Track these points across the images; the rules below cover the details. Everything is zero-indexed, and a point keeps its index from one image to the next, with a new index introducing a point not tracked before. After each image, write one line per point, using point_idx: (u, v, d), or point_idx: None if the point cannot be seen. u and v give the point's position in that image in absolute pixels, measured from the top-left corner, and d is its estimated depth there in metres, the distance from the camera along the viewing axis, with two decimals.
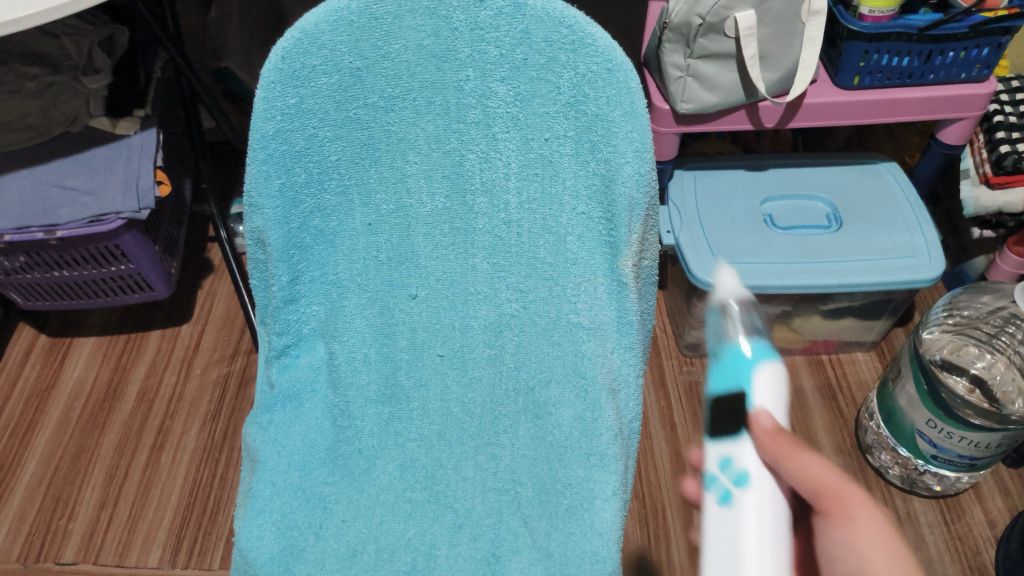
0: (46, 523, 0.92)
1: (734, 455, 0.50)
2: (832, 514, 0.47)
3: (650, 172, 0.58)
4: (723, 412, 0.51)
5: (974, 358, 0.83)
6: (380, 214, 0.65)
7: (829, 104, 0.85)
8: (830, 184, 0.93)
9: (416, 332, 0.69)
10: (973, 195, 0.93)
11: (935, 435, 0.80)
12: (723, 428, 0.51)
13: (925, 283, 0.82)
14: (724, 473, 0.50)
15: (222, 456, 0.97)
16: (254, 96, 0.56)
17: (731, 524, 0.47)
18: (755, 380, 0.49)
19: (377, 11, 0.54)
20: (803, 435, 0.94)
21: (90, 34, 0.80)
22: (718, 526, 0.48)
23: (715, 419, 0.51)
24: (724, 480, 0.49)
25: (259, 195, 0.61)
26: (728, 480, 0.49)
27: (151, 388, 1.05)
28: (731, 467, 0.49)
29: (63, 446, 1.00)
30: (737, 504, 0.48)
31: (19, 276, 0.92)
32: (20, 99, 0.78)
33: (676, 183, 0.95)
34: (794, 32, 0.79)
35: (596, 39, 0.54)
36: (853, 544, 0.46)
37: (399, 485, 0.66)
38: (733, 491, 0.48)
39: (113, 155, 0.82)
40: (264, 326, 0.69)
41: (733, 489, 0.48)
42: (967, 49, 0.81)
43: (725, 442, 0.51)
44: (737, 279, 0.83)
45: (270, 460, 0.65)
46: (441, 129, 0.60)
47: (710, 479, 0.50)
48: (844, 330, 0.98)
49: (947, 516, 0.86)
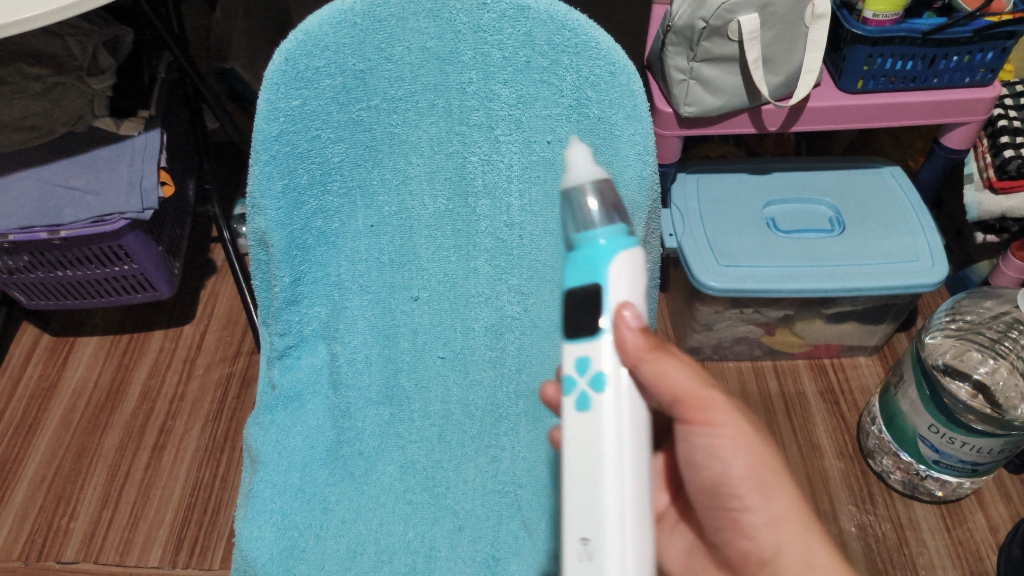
0: (47, 522, 0.93)
1: (592, 355, 0.43)
2: (694, 422, 0.47)
3: (653, 175, 0.58)
4: (577, 303, 0.44)
5: (977, 363, 0.82)
6: (382, 216, 0.65)
7: (832, 108, 0.85)
8: (834, 188, 0.93)
9: (418, 334, 0.69)
10: (977, 199, 0.93)
11: (938, 440, 0.79)
12: (577, 324, 0.44)
13: (928, 288, 0.81)
14: (581, 374, 0.43)
15: (223, 456, 0.97)
16: (257, 97, 0.56)
17: (591, 430, 0.41)
18: (613, 268, 0.43)
19: (380, 14, 0.54)
20: (805, 439, 0.94)
21: (95, 34, 0.81)
22: (576, 435, 0.42)
23: (570, 316, 0.44)
24: (581, 382, 0.42)
25: (261, 196, 0.60)
26: (585, 383, 0.42)
27: (153, 387, 1.06)
28: (588, 367, 0.43)
29: (65, 445, 1.00)
30: (596, 409, 0.42)
31: (23, 276, 0.92)
32: (25, 99, 0.78)
33: (679, 186, 0.94)
34: (798, 35, 0.78)
35: (599, 42, 0.54)
36: (714, 448, 0.47)
37: (399, 487, 0.67)
38: (590, 395, 0.42)
39: (116, 155, 0.82)
40: (266, 327, 0.68)
41: (592, 392, 0.42)
42: (972, 53, 0.81)
43: (581, 341, 0.43)
44: (740, 282, 0.83)
45: (271, 462, 0.64)
46: (444, 131, 0.61)
47: (566, 382, 0.43)
48: (847, 334, 0.98)
49: (948, 522, 0.86)
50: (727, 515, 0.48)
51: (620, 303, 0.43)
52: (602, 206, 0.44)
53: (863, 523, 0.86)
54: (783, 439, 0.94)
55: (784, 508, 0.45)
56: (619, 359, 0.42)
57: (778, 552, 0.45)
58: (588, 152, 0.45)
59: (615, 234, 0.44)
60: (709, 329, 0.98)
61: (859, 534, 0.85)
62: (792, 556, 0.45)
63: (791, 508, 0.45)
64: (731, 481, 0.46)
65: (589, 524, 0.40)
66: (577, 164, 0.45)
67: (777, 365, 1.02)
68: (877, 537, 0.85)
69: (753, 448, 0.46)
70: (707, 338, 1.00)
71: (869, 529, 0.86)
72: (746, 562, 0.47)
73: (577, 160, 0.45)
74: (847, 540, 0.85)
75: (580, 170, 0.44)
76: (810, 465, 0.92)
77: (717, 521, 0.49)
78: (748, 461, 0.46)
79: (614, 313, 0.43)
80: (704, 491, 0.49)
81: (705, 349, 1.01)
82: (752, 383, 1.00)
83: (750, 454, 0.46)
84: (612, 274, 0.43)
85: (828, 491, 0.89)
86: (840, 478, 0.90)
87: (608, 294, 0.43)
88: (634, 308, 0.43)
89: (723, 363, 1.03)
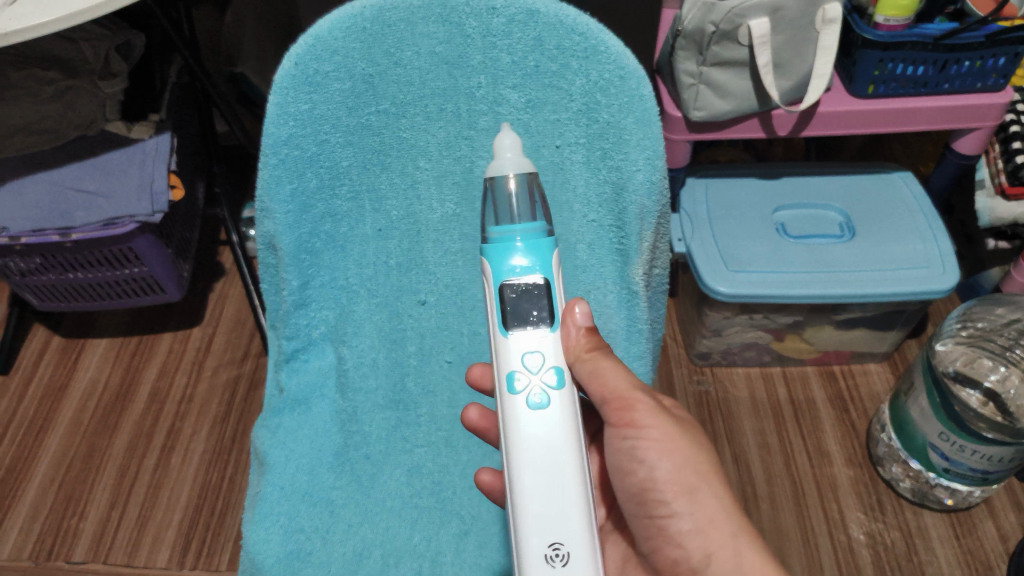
0: (56, 523, 0.93)
1: (543, 351, 0.45)
2: (620, 424, 0.49)
3: (662, 180, 0.58)
4: (518, 297, 0.45)
5: (988, 371, 0.82)
6: (390, 220, 0.66)
7: (844, 113, 0.84)
8: (844, 193, 0.93)
9: (425, 338, 0.71)
10: (988, 206, 0.92)
11: (948, 448, 0.79)
12: (521, 319, 0.45)
13: (939, 294, 0.81)
14: (533, 372, 0.44)
15: (231, 459, 0.98)
16: (267, 101, 0.56)
17: (553, 425, 0.43)
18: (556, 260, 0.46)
19: (391, 19, 0.54)
20: (813, 446, 0.94)
21: (108, 40, 0.80)
22: (535, 433, 0.43)
23: (515, 310, 0.45)
24: (534, 379, 0.44)
25: (270, 200, 0.60)
26: (541, 378, 0.44)
27: (162, 389, 1.06)
28: (540, 365, 0.44)
29: (75, 445, 1.00)
30: (552, 407, 0.44)
31: (34, 278, 0.93)
32: (36, 103, 0.78)
33: (688, 191, 0.94)
34: (809, 41, 0.78)
35: (609, 46, 0.54)
36: (638, 450, 0.48)
37: (406, 491, 0.66)
38: (550, 390, 0.44)
39: (126, 159, 0.83)
40: (274, 331, 0.68)
41: (547, 389, 0.44)
42: (984, 58, 0.80)
43: (529, 337, 0.45)
44: (750, 288, 0.83)
45: (278, 465, 0.63)
46: (453, 135, 0.61)
47: (516, 380, 0.44)
48: (856, 341, 0.98)
49: (958, 531, 0.85)
50: (653, 522, 0.49)
51: (570, 302, 0.48)
52: (528, 198, 0.49)
53: (872, 531, 0.86)
54: (792, 446, 0.94)
55: (712, 511, 0.47)
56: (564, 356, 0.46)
57: (707, 556, 0.47)
58: (517, 142, 0.48)
59: (535, 233, 0.46)
60: (718, 335, 0.98)
61: (868, 541, 0.85)
62: (723, 560, 0.46)
63: (719, 512, 0.47)
64: (657, 486, 0.48)
65: (557, 522, 0.42)
66: (507, 154, 0.48)
67: (786, 372, 1.02)
68: (886, 544, 0.84)
69: (678, 452, 0.48)
70: (716, 343, 0.99)
71: (878, 537, 0.85)
72: (676, 568, 0.49)
73: (509, 152, 0.48)
74: (855, 547, 0.84)
75: (509, 162, 0.47)
76: (820, 473, 0.91)
77: (645, 528, 0.50)
78: (672, 463, 0.48)
79: (563, 309, 0.48)
80: (631, 497, 0.51)
81: (714, 355, 1.01)
82: (761, 389, 1.00)
83: (674, 458, 0.48)
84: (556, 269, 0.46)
85: (837, 498, 0.89)
86: (849, 486, 0.90)
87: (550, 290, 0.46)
88: (584, 304, 0.48)
89: (731, 369, 1.03)
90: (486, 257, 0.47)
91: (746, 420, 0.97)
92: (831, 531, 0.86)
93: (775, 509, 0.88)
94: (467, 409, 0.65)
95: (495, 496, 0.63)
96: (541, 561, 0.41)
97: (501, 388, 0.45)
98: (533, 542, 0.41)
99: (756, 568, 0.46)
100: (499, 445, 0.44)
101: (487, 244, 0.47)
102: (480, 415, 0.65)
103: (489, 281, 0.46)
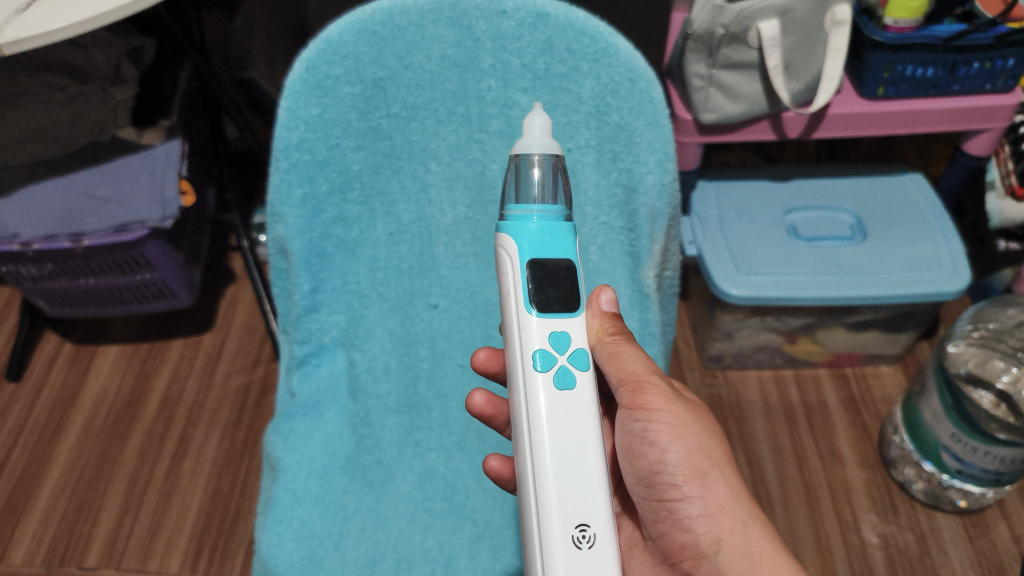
0: (69, 530, 0.93)
1: (570, 332, 0.44)
2: (632, 406, 0.48)
3: (673, 183, 0.57)
4: (546, 276, 0.44)
5: (1000, 372, 0.79)
6: (402, 224, 0.66)
7: (855, 115, 0.84)
8: (853, 195, 0.93)
9: (437, 341, 0.72)
10: (999, 207, 0.93)
11: (960, 449, 0.79)
12: (550, 298, 0.44)
13: (950, 296, 0.81)
14: (561, 352, 0.44)
15: (242, 464, 0.98)
16: (278, 105, 0.55)
17: (579, 405, 0.43)
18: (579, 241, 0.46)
19: (401, 22, 0.54)
20: (826, 448, 0.94)
21: (119, 45, 0.80)
22: (562, 412, 0.42)
23: (541, 287, 0.44)
24: (562, 359, 0.43)
25: (282, 204, 0.58)
26: (568, 359, 0.43)
27: (173, 395, 1.06)
28: (567, 345, 0.44)
29: (87, 452, 1.00)
30: (579, 387, 0.43)
31: (46, 284, 0.93)
32: (49, 109, 0.78)
33: (699, 194, 0.94)
34: (818, 43, 0.78)
35: (619, 49, 0.54)
36: (651, 433, 0.48)
37: (419, 496, 0.66)
38: (576, 371, 0.43)
39: (138, 165, 0.83)
40: (286, 335, 0.67)
41: (576, 369, 0.43)
42: (993, 60, 0.80)
43: (556, 317, 0.44)
44: (762, 290, 0.82)
45: (291, 469, 0.62)
46: (463, 139, 0.61)
47: (544, 358, 0.43)
48: (868, 343, 0.98)
49: (971, 533, 0.85)
50: (663, 506, 0.49)
51: (596, 289, 0.50)
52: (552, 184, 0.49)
53: (885, 533, 0.85)
54: (805, 449, 0.94)
55: (722, 497, 0.47)
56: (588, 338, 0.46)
57: (717, 542, 0.47)
58: (547, 123, 0.47)
59: (553, 215, 0.46)
60: (730, 338, 0.98)
61: (881, 544, 0.85)
62: (732, 547, 0.47)
63: (729, 498, 0.47)
64: (668, 469, 0.48)
65: (585, 505, 0.41)
66: (535, 134, 0.46)
67: (798, 375, 1.02)
68: (900, 547, 0.84)
69: (690, 436, 0.48)
70: (728, 346, 0.99)
71: (891, 539, 0.85)
72: (684, 552, 0.49)
73: (538, 132, 0.47)
74: (869, 550, 0.84)
75: (537, 142, 0.46)
76: (833, 475, 0.91)
77: (653, 511, 0.50)
78: (684, 447, 0.48)
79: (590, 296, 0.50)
80: (640, 480, 0.50)
81: (726, 357, 1.01)
82: (773, 392, 1.00)
83: (686, 442, 0.48)
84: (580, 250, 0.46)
85: (850, 502, 0.88)
86: (862, 489, 0.90)
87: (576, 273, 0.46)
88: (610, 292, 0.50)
89: (744, 372, 1.03)
90: (503, 233, 0.46)
91: (759, 423, 0.97)
92: (844, 534, 0.86)
93: (789, 512, 0.88)
94: (473, 394, 0.62)
95: (503, 482, 0.63)
96: (568, 543, 0.40)
97: (525, 367, 0.44)
98: (561, 525, 0.40)
99: (765, 555, 0.46)
100: (522, 425, 0.43)
101: (503, 222, 0.46)
102: (485, 400, 0.63)
103: (514, 259, 0.45)
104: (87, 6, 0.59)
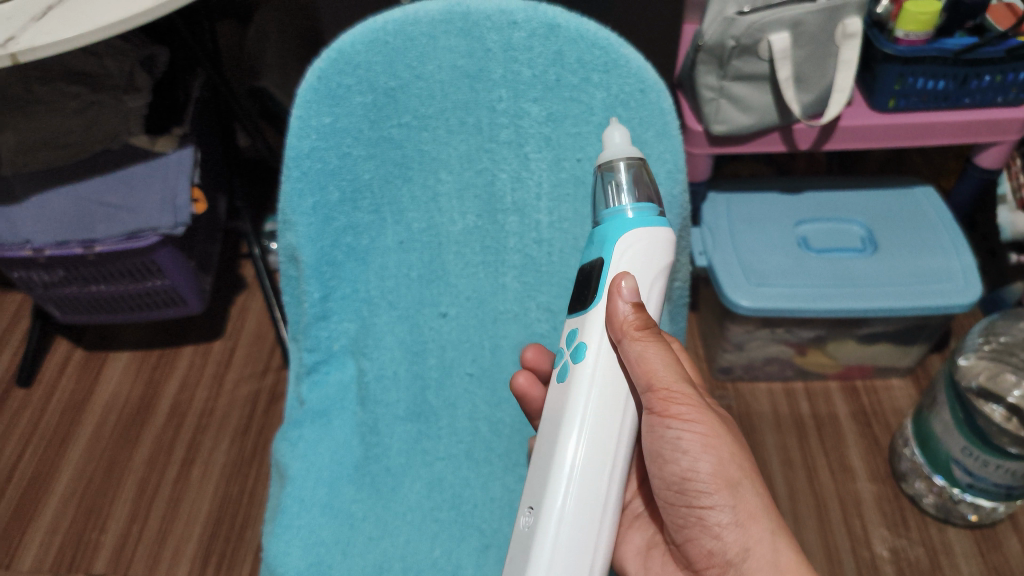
0: (78, 536, 0.93)
1: (581, 328, 0.50)
2: (664, 414, 0.48)
3: (683, 194, 0.57)
4: (586, 278, 0.50)
5: (1011, 386, 0.79)
6: (411, 232, 0.66)
7: (866, 126, 0.84)
8: (865, 208, 0.93)
9: (446, 351, 0.70)
10: (1010, 220, 0.93)
11: (971, 463, 0.78)
12: (581, 297, 0.51)
13: (961, 308, 0.80)
14: (569, 349, 0.50)
15: (251, 472, 0.97)
16: (290, 114, 0.55)
17: (563, 399, 0.48)
18: (617, 244, 0.48)
19: (412, 32, 0.54)
20: (837, 461, 0.93)
21: (132, 55, 0.82)
22: (551, 405, 0.49)
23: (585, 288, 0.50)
24: (567, 355, 0.50)
25: (292, 212, 0.58)
26: (570, 353, 0.50)
27: (182, 402, 1.06)
28: (574, 341, 0.50)
29: (96, 460, 1.00)
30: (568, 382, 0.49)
31: (57, 291, 0.94)
32: (63, 117, 0.79)
33: (709, 206, 0.94)
34: (829, 55, 0.78)
35: (629, 60, 0.54)
36: (683, 442, 0.48)
37: (426, 504, 0.66)
38: (570, 366, 0.49)
39: (149, 173, 0.83)
40: (294, 343, 0.66)
41: (570, 363, 0.49)
42: (1004, 73, 0.80)
43: (577, 315, 0.50)
44: (771, 302, 0.82)
45: (299, 477, 0.61)
46: (474, 148, 0.61)
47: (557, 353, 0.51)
48: (878, 355, 0.97)
49: (982, 547, 0.84)
50: (692, 512, 0.49)
51: (618, 275, 0.48)
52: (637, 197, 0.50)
53: (896, 547, 0.85)
54: (815, 461, 0.93)
55: (753, 507, 0.47)
56: (606, 331, 0.48)
57: (745, 551, 0.47)
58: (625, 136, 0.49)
59: (633, 212, 0.48)
60: (740, 349, 0.98)
61: (892, 558, 0.84)
62: (761, 555, 0.47)
63: (759, 507, 0.48)
64: (700, 477, 0.48)
65: (537, 490, 0.47)
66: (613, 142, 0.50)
67: (808, 386, 1.02)
68: (911, 561, 0.84)
69: (721, 447, 0.48)
70: (738, 358, 0.99)
71: (902, 553, 0.84)
72: (711, 560, 0.49)
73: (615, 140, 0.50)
74: (879, 564, 0.84)
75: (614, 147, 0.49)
76: (843, 489, 0.91)
77: (682, 517, 0.50)
78: (715, 458, 0.48)
79: (609, 285, 0.48)
80: (671, 487, 0.50)
81: (736, 369, 1.01)
82: (783, 404, 1.00)
83: (718, 453, 0.48)
84: (616, 252, 0.48)
85: (860, 515, 0.88)
86: (873, 502, 0.89)
87: (607, 271, 0.48)
88: (630, 280, 0.47)
89: (754, 384, 1.03)
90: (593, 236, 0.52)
91: (769, 435, 0.97)
92: (855, 548, 0.85)
93: (799, 525, 0.88)
94: (515, 376, 0.65)
95: None
96: (523, 519, 0.48)
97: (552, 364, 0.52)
98: (519, 504, 0.48)
99: (792, 566, 0.46)
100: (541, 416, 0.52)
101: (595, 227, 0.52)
102: (528, 381, 0.65)
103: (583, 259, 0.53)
104: (100, 14, 0.59)
